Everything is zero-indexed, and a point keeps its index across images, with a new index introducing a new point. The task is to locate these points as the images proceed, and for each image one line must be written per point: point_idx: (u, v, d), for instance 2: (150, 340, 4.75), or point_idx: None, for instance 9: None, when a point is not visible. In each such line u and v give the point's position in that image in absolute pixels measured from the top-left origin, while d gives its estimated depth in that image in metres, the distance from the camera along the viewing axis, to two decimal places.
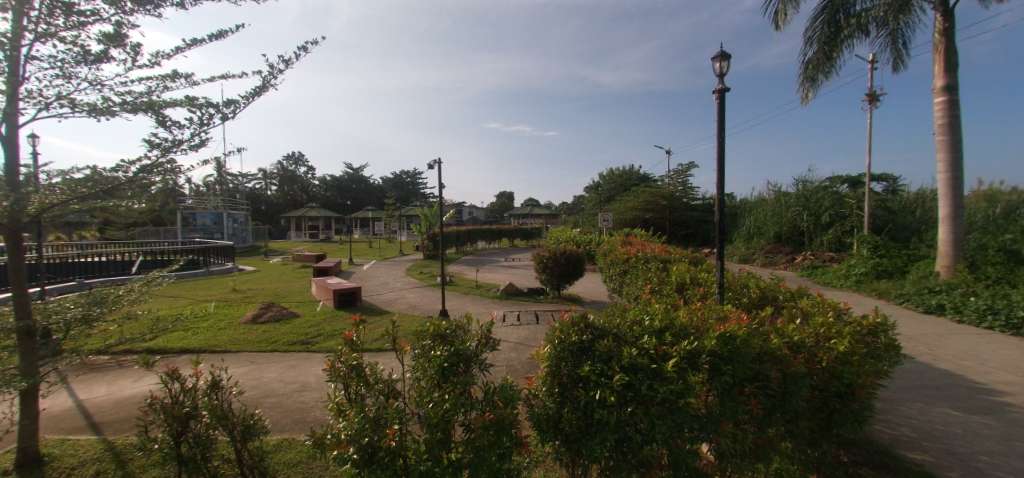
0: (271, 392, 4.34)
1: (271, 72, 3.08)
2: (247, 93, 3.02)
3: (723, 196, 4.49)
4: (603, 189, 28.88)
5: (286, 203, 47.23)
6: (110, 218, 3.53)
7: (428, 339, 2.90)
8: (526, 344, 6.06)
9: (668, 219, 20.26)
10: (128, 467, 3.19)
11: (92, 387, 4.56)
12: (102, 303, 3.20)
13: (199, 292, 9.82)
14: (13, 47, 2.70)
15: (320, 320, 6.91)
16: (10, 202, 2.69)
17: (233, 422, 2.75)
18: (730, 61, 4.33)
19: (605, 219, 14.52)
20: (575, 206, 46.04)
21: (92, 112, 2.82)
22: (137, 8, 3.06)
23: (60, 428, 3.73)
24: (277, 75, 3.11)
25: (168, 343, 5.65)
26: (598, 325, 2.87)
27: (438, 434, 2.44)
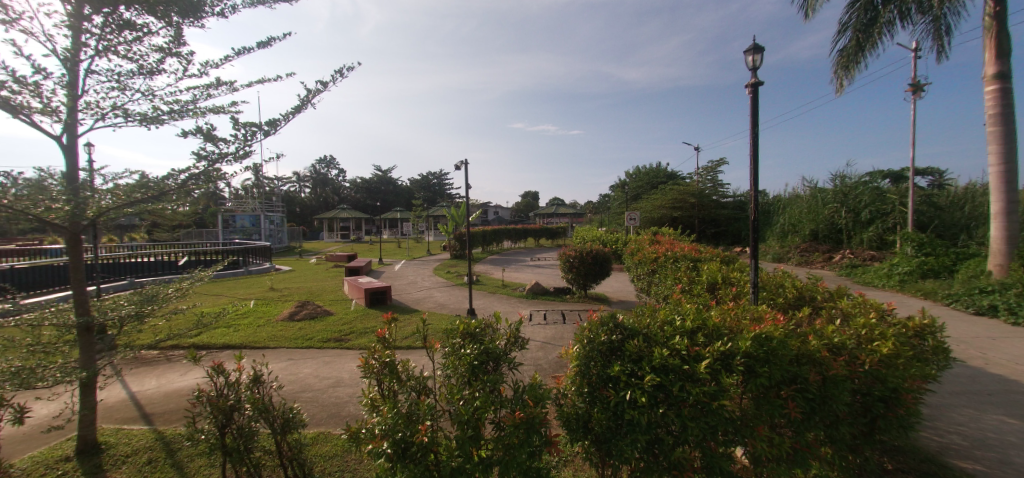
0: (308, 387, 4.50)
1: (310, 92, 3.23)
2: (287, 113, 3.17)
3: (757, 193, 4.34)
4: (629, 186, 28.54)
5: (317, 205, 48.80)
6: (158, 220, 3.74)
7: (457, 337, 2.94)
8: (553, 343, 6.05)
9: (697, 216, 19.80)
10: (177, 456, 3.38)
11: (143, 380, 4.84)
12: (152, 301, 3.40)
13: (239, 290, 10.28)
14: (75, 62, 2.91)
15: (353, 318, 7.12)
16: (72, 205, 2.89)
17: (273, 415, 2.86)
18: (763, 54, 4.19)
19: (632, 218, 14.33)
20: (600, 205, 45.50)
21: (143, 121, 3.02)
22: (183, 20, 3.26)
23: (115, 418, 3.98)
24: (315, 96, 3.28)
25: (211, 339, 5.94)
26: (628, 325, 2.83)
27: (470, 431, 2.48)
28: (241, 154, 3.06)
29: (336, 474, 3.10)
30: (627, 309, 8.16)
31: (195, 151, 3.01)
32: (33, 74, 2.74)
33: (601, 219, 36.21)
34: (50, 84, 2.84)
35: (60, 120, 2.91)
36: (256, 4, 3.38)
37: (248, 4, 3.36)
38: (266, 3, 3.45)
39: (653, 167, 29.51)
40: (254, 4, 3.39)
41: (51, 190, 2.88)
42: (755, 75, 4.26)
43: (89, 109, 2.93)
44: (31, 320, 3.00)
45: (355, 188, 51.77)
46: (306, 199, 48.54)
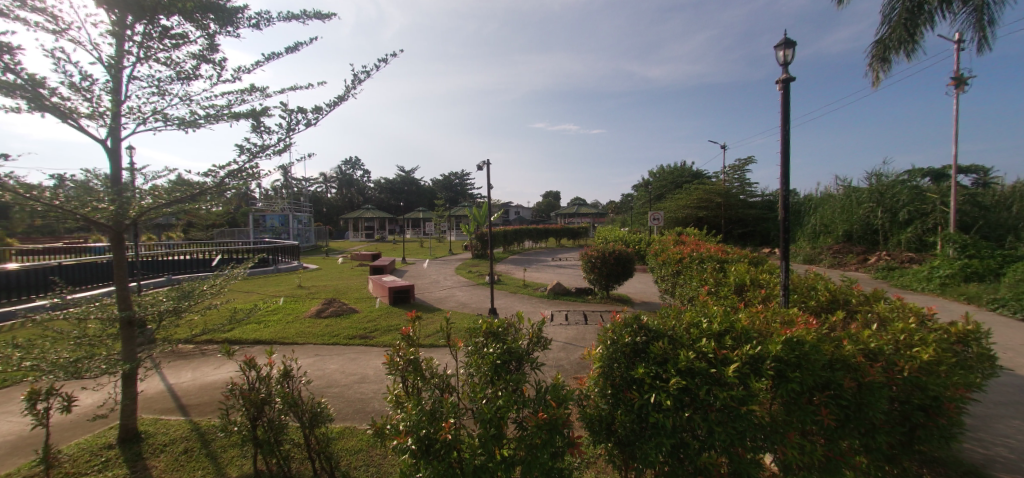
0: (334, 382, 4.61)
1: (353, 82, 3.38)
2: (330, 103, 3.36)
3: (787, 192, 4.20)
4: (653, 186, 28.11)
5: (342, 205, 49.96)
6: (193, 220, 3.90)
7: (480, 336, 2.95)
8: (575, 343, 6.02)
9: (723, 216, 19.34)
10: (211, 447, 3.51)
11: (180, 373, 5.06)
12: (189, 297, 3.54)
13: (269, 287, 10.63)
14: (119, 70, 3.06)
15: (378, 316, 7.25)
16: (115, 204, 3.04)
17: (302, 409, 2.94)
18: (795, 49, 4.06)
19: (656, 218, 14.11)
20: (623, 206, 44.94)
21: (181, 125, 3.14)
22: (219, 30, 3.40)
23: (154, 409, 4.17)
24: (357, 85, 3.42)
25: (244, 334, 6.16)
26: (653, 327, 2.78)
27: (493, 430, 2.49)
28: (282, 146, 3.25)
29: (361, 468, 3.17)
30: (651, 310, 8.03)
31: (238, 145, 3.13)
32: (81, 81, 2.90)
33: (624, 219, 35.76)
34: (97, 90, 3.00)
35: (105, 124, 3.07)
36: (292, 19, 3.51)
37: (283, 19, 3.49)
38: (301, 19, 3.57)
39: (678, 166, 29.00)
40: (289, 19, 3.52)
41: (97, 193, 3.04)
42: (786, 71, 4.13)
43: (131, 113, 3.08)
44: (78, 314, 3.19)
45: (379, 189, 52.75)
46: (331, 199, 49.77)
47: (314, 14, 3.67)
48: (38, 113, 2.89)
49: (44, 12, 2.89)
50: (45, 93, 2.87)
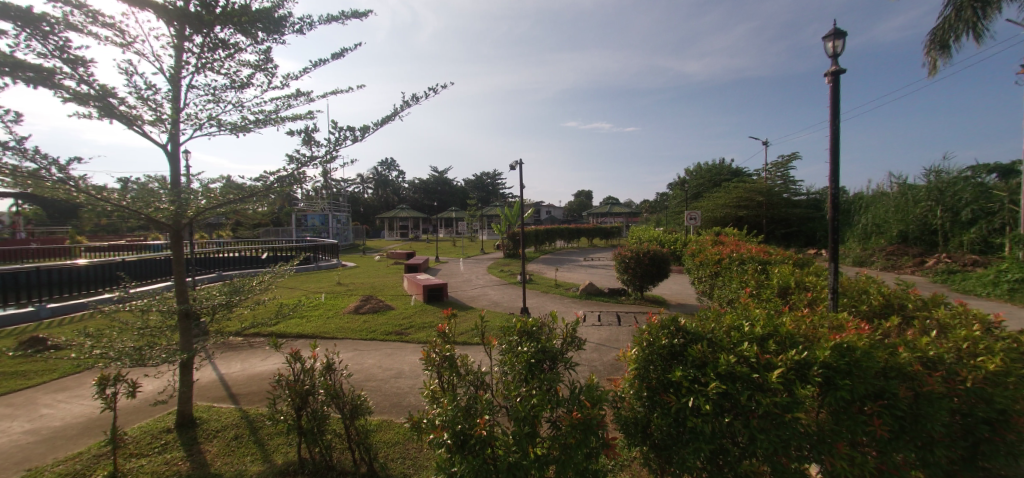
0: (372, 376, 4.76)
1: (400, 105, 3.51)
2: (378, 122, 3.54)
3: (837, 190, 3.98)
4: (690, 185, 27.35)
5: (377, 205, 51.46)
6: (241, 219, 4.12)
7: (514, 335, 2.96)
8: (608, 344, 5.95)
9: (765, 216, 18.58)
10: (259, 434, 3.71)
11: (230, 363, 5.36)
12: (239, 292, 3.76)
13: (311, 284, 11.10)
14: (178, 79, 3.28)
15: (413, 313, 7.43)
16: (175, 204, 3.24)
17: (344, 401, 3.06)
18: (845, 39, 3.85)
19: (692, 217, 13.72)
20: (658, 205, 43.92)
21: (233, 130, 3.34)
22: (267, 37, 3.58)
23: (208, 396, 4.45)
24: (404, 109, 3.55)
25: (288, 328, 6.47)
26: (691, 329, 2.71)
27: (527, 428, 2.50)
28: (328, 157, 3.41)
29: (397, 460, 3.26)
30: (687, 312, 7.82)
31: (288, 154, 3.30)
32: (146, 91, 3.14)
33: (658, 218, 34.90)
34: (159, 98, 3.23)
35: (166, 130, 3.30)
36: (331, 21, 3.67)
37: (324, 22, 3.65)
38: (340, 21, 3.72)
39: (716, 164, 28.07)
40: (329, 21, 3.67)
41: (159, 194, 3.26)
42: (836, 63, 3.93)
43: (189, 119, 3.30)
44: (142, 306, 3.45)
45: (415, 189, 54.00)
46: (368, 199, 51.36)
47: (352, 13, 3.80)
48: (107, 120, 3.14)
49: (112, 27, 3.14)
50: (113, 102, 3.12)
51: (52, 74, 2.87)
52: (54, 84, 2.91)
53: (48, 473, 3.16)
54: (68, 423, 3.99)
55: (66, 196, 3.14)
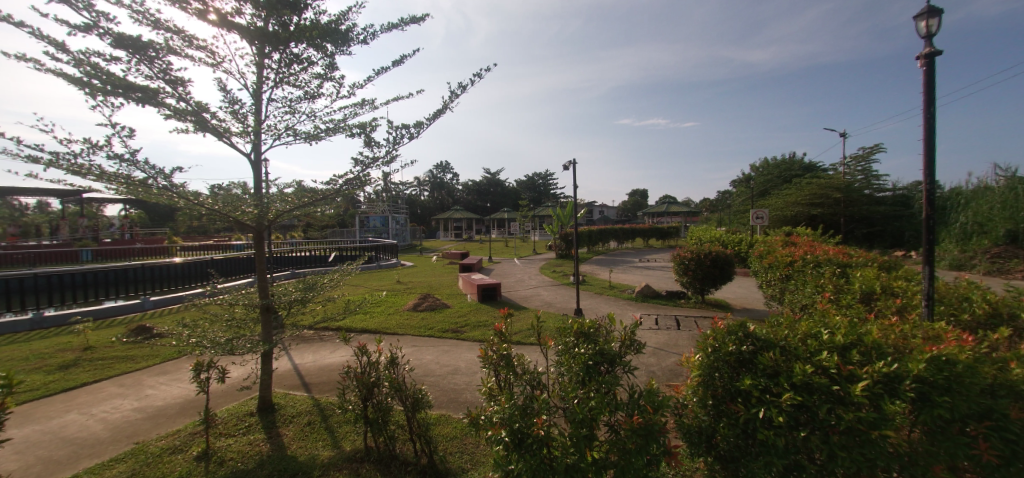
0: (431, 372, 4.94)
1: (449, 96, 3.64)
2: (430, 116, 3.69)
3: (932, 185, 3.57)
4: (756, 182, 25.60)
5: (432, 206, 53.25)
6: (312, 221, 4.43)
7: (571, 336, 2.94)
8: (666, 349, 5.75)
9: (843, 215, 17.01)
10: (329, 421, 3.98)
11: (304, 354, 5.80)
12: (312, 289, 4.05)
13: (373, 282, 11.73)
14: (259, 93, 3.60)
15: (468, 312, 7.62)
16: (257, 208, 3.56)
17: (406, 394, 3.21)
18: (941, 17, 3.46)
19: (759, 217, 12.89)
20: (719, 204, 41.63)
21: (307, 138, 3.61)
22: (336, 50, 3.84)
23: (285, 384, 4.84)
24: (452, 99, 3.68)
25: (354, 323, 6.88)
26: (762, 335, 2.54)
27: (584, 430, 2.48)
28: (389, 158, 3.59)
29: (456, 454, 3.36)
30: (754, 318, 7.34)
31: (354, 157, 3.52)
32: (233, 105, 3.47)
33: (720, 218, 33.03)
34: (243, 111, 3.56)
35: (249, 140, 3.62)
36: (391, 29, 3.85)
37: (384, 30, 3.86)
38: (399, 28, 3.90)
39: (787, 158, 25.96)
40: (389, 29, 3.86)
41: (243, 199, 3.59)
42: (931, 44, 3.53)
43: (269, 130, 3.61)
44: (230, 300, 3.83)
45: (468, 190, 55.21)
46: (423, 200, 53.27)
47: (410, 19, 3.97)
48: (201, 133, 3.51)
49: (205, 49, 3.52)
50: (206, 116, 3.48)
51: (156, 94, 3.26)
52: (158, 102, 3.30)
53: (153, 446, 3.59)
54: (169, 402, 4.52)
55: (169, 202, 3.54)
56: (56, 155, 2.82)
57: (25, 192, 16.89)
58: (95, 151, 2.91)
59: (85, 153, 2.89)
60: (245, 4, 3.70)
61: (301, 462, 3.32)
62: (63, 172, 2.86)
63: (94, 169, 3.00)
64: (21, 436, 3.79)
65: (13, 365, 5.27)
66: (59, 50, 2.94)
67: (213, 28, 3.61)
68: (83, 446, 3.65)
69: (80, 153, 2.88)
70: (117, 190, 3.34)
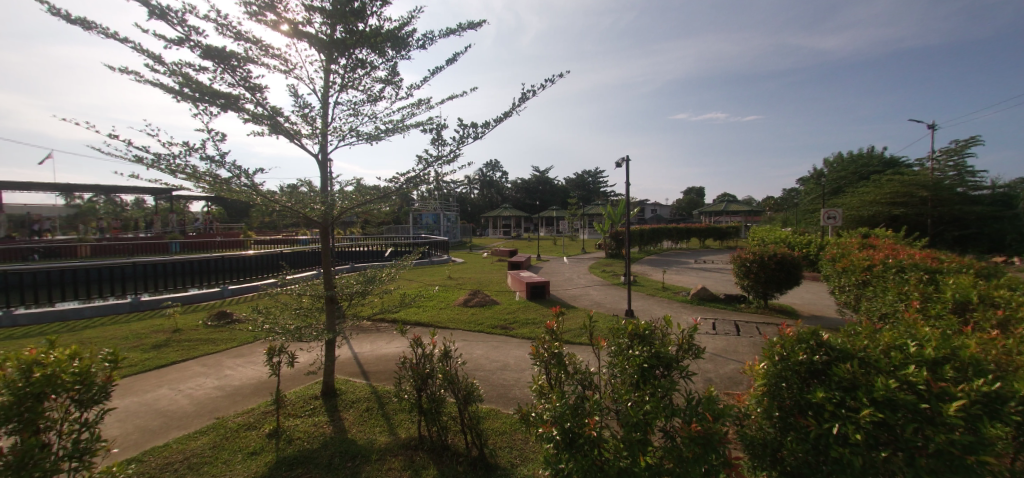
0: (481, 366, 5.04)
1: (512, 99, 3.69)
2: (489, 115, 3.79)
3: None
4: (827, 179, 23.63)
5: (482, 204, 54.12)
6: (371, 218, 4.65)
7: (624, 337, 2.88)
8: (724, 355, 5.49)
9: (931, 215, 15.32)
10: (386, 408, 4.17)
11: (363, 344, 6.12)
12: (371, 282, 4.25)
13: (426, 277, 12.14)
14: (326, 97, 3.83)
15: (517, 309, 7.68)
16: (324, 205, 3.81)
17: (458, 386, 3.29)
18: None
19: (830, 216, 11.93)
20: (784, 203, 38.87)
21: (370, 139, 3.79)
22: (396, 55, 4.00)
23: (345, 371, 5.13)
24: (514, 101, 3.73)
25: (408, 316, 7.16)
26: (838, 345, 2.35)
27: (638, 435, 2.41)
28: (451, 157, 3.70)
29: (505, 449, 3.41)
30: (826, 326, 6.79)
31: (418, 156, 3.65)
32: (303, 109, 3.71)
33: (785, 219, 30.89)
34: (311, 114, 3.80)
35: (317, 141, 3.86)
36: (450, 34, 3.96)
37: (443, 35, 3.98)
38: (457, 32, 4.01)
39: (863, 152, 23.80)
40: (447, 34, 3.98)
41: (312, 197, 3.85)
42: None
43: (335, 132, 3.83)
44: (298, 291, 4.11)
45: (517, 188, 55.50)
46: (471, 198, 54.27)
47: (468, 24, 4.06)
48: (275, 136, 3.78)
49: (278, 57, 3.79)
50: (280, 120, 3.75)
51: (236, 100, 3.56)
52: (239, 107, 3.59)
53: (231, 422, 3.93)
54: (244, 382, 4.94)
55: (247, 199, 3.86)
56: (157, 156, 3.16)
57: (128, 191, 19.13)
58: (190, 153, 3.23)
59: (181, 154, 3.22)
60: (313, 14, 3.94)
61: (360, 445, 3.52)
62: (162, 172, 3.20)
63: (187, 169, 3.32)
64: (124, 406, 4.31)
65: (117, 343, 5.98)
66: (157, 62, 3.29)
67: (286, 37, 3.88)
68: (172, 418, 4.08)
69: (177, 155, 3.21)
70: (204, 188, 3.69)
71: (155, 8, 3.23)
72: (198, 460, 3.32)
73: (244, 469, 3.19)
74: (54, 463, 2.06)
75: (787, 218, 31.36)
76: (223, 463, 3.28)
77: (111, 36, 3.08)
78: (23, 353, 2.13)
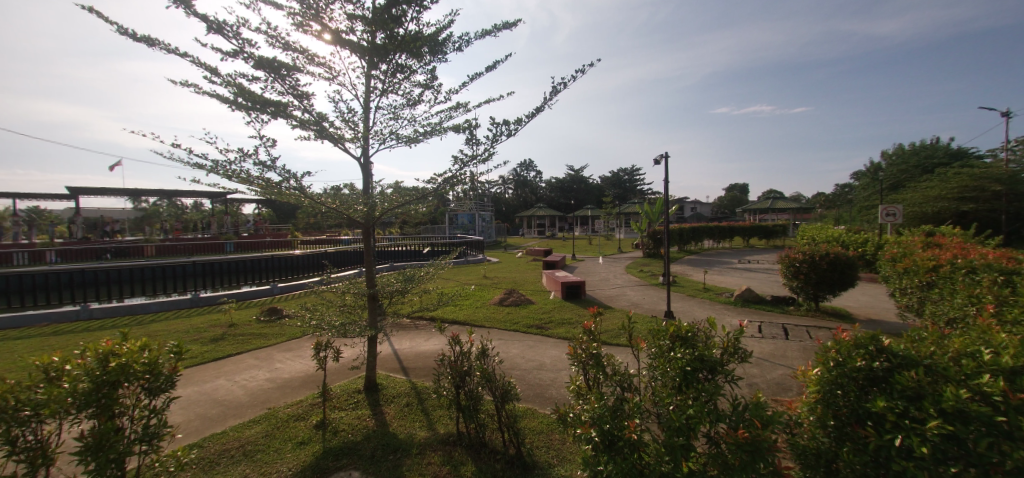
0: (517, 365, 5.07)
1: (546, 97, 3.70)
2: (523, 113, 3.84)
3: None
4: (885, 173, 22.11)
5: (516, 204, 54.34)
6: (408, 218, 4.77)
7: (665, 339, 2.80)
8: (771, 359, 5.25)
9: (1006, 211, 14.01)
10: (425, 404, 4.28)
11: (402, 340, 6.31)
12: (411, 281, 4.38)
13: (463, 276, 12.34)
14: (368, 102, 3.98)
15: (553, 308, 7.67)
16: (367, 206, 3.96)
17: (496, 385, 3.33)
18: None
19: (889, 212, 11.13)
20: (837, 199, 36.56)
21: (408, 141, 3.90)
22: (433, 58, 4.10)
23: (387, 367, 5.31)
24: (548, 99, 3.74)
25: (446, 314, 7.31)
26: (901, 351, 2.19)
27: (680, 439, 2.33)
28: (486, 156, 3.74)
29: (543, 448, 3.41)
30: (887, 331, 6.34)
31: (455, 156, 3.72)
32: (346, 114, 3.87)
33: (838, 216, 29.09)
34: (354, 119, 3.95)
35: (359, 145, 4.01)
36: (485, 35, 4.01)
37: (478, 36, 4.04)
38: (492, 33, 4.05)
39: (927, 144, 22.10)
40: (482, 35, 4.03)
41: (355, 199, 4.01)
42: None
43: (376, 135, 3.97)
44: (343, 289, 4.29)
45: (550, 188, 55.29)
46: (505, 198, 54.57)
47: (502, 24, 4.09)
48: (321, 141, 3.96)
49: (323, 66, 3.96)
50: (325, 125, 3.92)
51: (285, 107, 3.75)
52: (287, 114, 3.79)
53: (282, 413, 4.16)
54: (293, 375, 5.21)
55: (296, 201, 4.06)
56: (216, 163, 3.38)
57: (188, 195, 20.62)
58: (244, 159, 3.43)
59: (236, 161, 3.43)
60: (355, 22, 4.10)
61: (401, 439, 3.62)
62: (220, 177, 3.42)
63: (241, 174, 3.54)
64: (186, 395, 4.64)
65: (180, 336, 6.47)
66: (213, 74, 3.51)
67: (329, 45, 4.05)
68: (229, 407, 4.36)
69: (233, 161, 3.42)
70: (257, 191, 3.91)
71: (213, 24, 3.45)
72: (253, 447, 3.53)
73: (294, 458, 3.37)
74: (127, 446, 2.25)
75: (841, 215, 29.49)
76: (275, 451, 3.47)
77: (173, 52, 3.32)
78: (101, 344, 2.32)
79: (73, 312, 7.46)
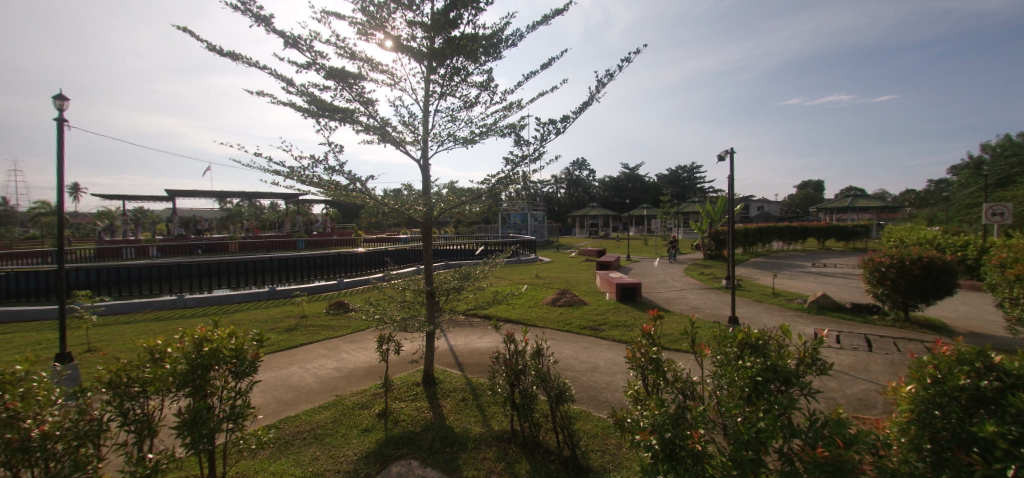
0: (571, 366, 5.04)
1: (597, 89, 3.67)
2: (576, 111, 3.83)
3: None
4: (992, 166, 19.45)
5: (568, 203, 53.98)
6: (464, 218, 4.87)
7: (733, 346, 2.66)
8: (850, 372, 4.82)
9: None
10: (480, 400, 4.38)
11: (458, 336, 6.49)
12: (466, 279, 4.49)
13: (515, 275, 12.46)
14: (427, 106, 4.14)
15: (607, 310, 7.53)
16: (426, 206, 4.12)
17: (551, 385, 3.33)
18: None
19: (997, 211, 9.75)
20: (931, 197, 32.65)
21: (465, 142, 4.00)
22: (489, 58, 4.17)
23: (444, 362, 5.48)
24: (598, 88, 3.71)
25: (500, 312, 7.41)
26: (1016, 371, 1.93)
27: (749, 453, 2.19)
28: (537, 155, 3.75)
29: (597, 452, 3.37)
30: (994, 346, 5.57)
31: (508, 158, 3.76)
32: (405, 119, 4.04)
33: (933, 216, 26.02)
34: (414, 122, 4.12)
35: (419, 147, 4.17)
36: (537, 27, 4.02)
37: (531, 30, 4.05)
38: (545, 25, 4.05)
39: None
40: (535, 28, 4.05)
41: (414, 199, 4.18)
42: None
43: (435, 138, 4.11)
44: (403, 285, 4.51)
45: (603, 187, 54.27)
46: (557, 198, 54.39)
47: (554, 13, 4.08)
48: (384, 144, 4.16)
49: (386, 72, 4.16)
50: (388, 130, 4.12)
51: (352, 114, 3.98)
52: (354, 120, 4.02)
53: (347, 401, 4.43)
54: (358, 366, 5.54)
55: (361, 202, 4.30)
56: (292, 169, 3.67)
57: (266, 197, 22.52)
58: (316, 165, 3.69)
59: (309, 167, 3.70)
60: (415, 28, 4.27)
61: (457, 432, 3.73)
62: (296, 182, 3.71)
63: (314, 179, 3.81)
64: (267, 379, 5.09)
65: (261, 325, 7.10)
66: (289, 85, 3.81)
67: (391, 52, 4.25)
68: (301, 392, 4.73)
69: (306, 167, 3.70)
70: (329, 194, 4.20)
71: (289, 39, 3.74)
72: (322, 431, 3.80)
73: (358, 444, 3.58)
74: (216, 422, 2.51)
75: (936, 214, 26.31)
76: (342, 436, 3.71)
77: (255, 66, 3.64)
78: (197, 330, 2.60)
79: (172, 300, 8.43)
